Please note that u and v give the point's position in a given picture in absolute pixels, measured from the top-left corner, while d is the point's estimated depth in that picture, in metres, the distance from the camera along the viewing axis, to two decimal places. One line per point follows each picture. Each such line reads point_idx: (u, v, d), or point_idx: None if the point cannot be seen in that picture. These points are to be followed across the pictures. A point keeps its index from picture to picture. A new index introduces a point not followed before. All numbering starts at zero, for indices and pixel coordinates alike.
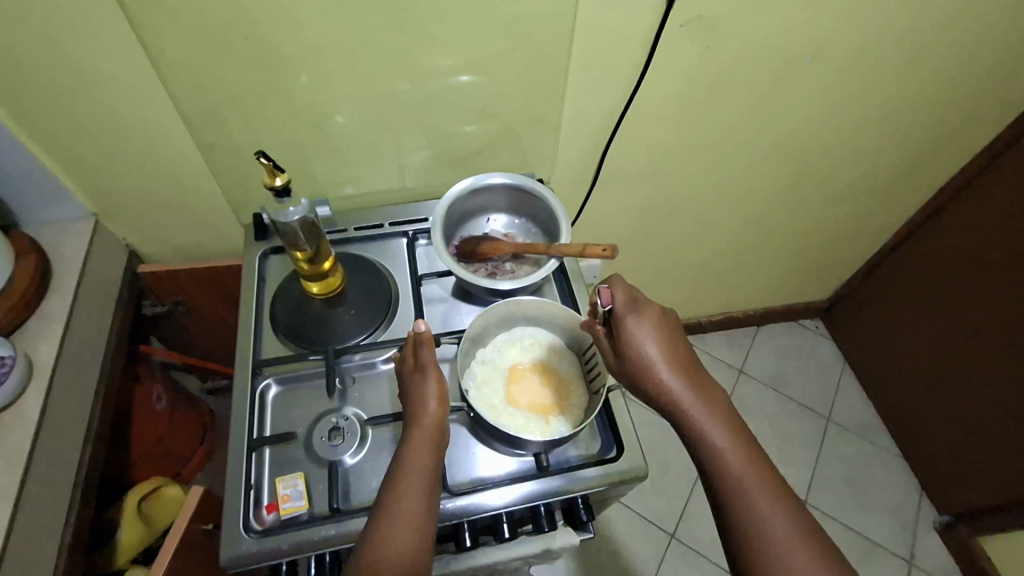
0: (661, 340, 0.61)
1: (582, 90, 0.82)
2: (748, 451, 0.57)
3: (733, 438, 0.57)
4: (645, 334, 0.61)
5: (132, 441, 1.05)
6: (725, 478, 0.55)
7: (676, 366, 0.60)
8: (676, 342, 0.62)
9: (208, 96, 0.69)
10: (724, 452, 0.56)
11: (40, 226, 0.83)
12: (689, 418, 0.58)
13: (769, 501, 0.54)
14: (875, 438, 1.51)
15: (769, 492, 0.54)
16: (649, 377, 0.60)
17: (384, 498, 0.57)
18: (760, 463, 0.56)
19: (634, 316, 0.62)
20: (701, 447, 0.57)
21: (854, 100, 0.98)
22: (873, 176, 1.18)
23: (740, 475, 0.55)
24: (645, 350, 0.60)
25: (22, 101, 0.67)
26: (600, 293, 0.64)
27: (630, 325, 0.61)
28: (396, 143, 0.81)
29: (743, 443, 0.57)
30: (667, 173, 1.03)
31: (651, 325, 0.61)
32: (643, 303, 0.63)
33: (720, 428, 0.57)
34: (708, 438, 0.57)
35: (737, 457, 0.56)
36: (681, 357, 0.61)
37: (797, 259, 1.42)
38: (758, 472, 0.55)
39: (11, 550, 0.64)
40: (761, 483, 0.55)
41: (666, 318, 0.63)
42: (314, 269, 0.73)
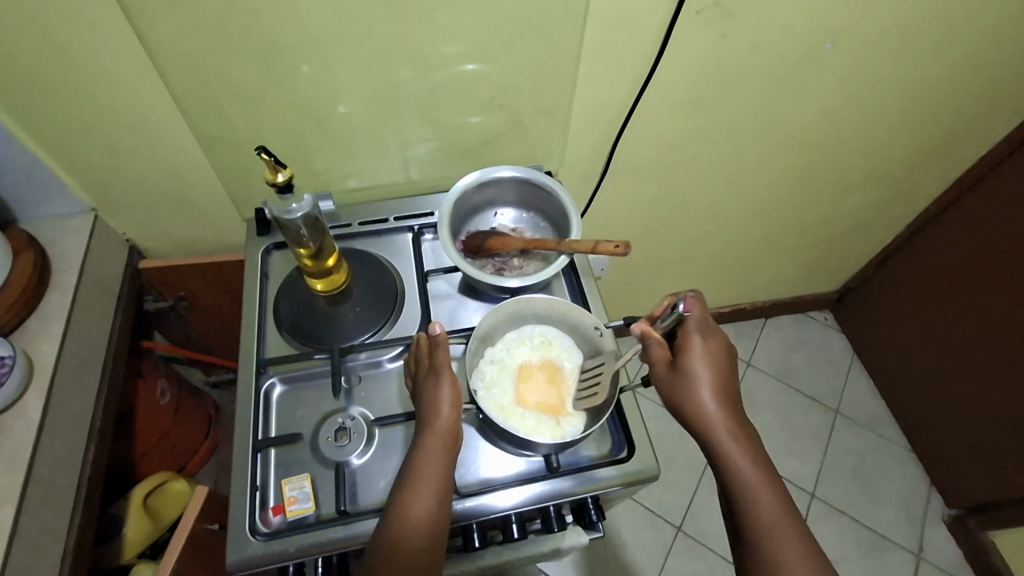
0: (716, 367, 0.59)
1: (592, 79, 0.80)
2: (781, 498, 0.55)
3: (768, 481, 0.56)
4: (702, 358, 0.59)
5: (137, 437, 1.05)
6: (754, 518, 0.54)
7: (724, 396, 0.59)
8: (729, 372, 0.60)
9: (206, 89, 0.67)
10: (756, 492, 0.55)
11: (38, 221, 0.82)
12: (726, 447, 0.57)
13: (795, 552, 0.53)
14: (883, 430, 1.50)
15: (796, 542, 0.53)
16: (693, 399, 0.59)
17: (394, 505, 0.56)
18: (793, 512, 0.55)
19: (697, 337, 0.60)
20: (734, 482, 0.56)
21: (872, 89, 0.95)
22: (888, 166, 1.15)
23: (769, 521, 0.54)
24: (698, 374, 0.59)
25: (15, 95, 0.65)
26: (685, 300, 0.62)
27: (692, 345, 0.60)
28: (401, 135, 0.79)
29: (777, 487, 0.56)
30: (677, 165, 1.01)
31: (713, 353, 0.60)
32: (710, 328, 0.61)
33: (756, 468, 0.56)
34: (744, 476, 0.56)
35: (768, 500, 0.55)
36: (730, 389, 0.60)
37: (807, 250, 1.39)
38: (789, 520, 0.54)
39: (15, 551, 0.64)
40: (790, 531, 0.54)
41: (726, 346, 0.61)
42: (318, 266, 0.71)
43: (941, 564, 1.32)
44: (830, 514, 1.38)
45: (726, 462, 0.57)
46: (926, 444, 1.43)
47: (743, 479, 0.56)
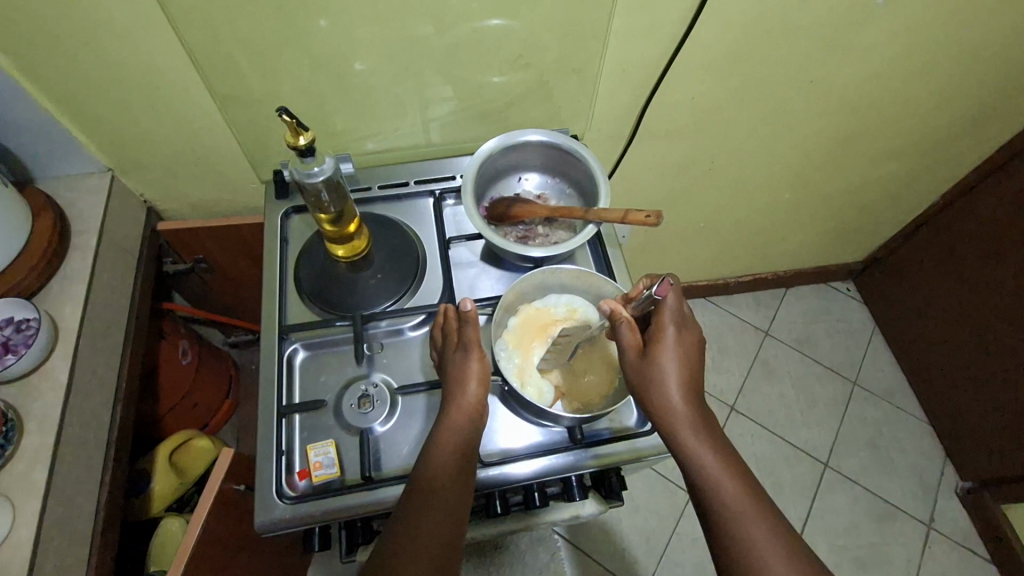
0: (683, 359, 0.58)
1: (625, 36, 0.75)
2: (753, 493, 0.53)
3: (738, 476, 0.54)
4: (669, 349, 0.58)
5: (162, 395, 1.06)
6: (727, 517, 0.52)
7: (690, 389, 0.58)
8: (696, 365, 0.59)
9: (219, 43, 0.64)
10: (722, 486, 0.53)
11: (56, 181, 0.80)
12: (687, 441, 0.56)
13: (773, 548, 0.51)
14: (900, 402, 1.49)
15: (774, 539, 0.51)
16: (657, 389, 0.57)
17: (420, 465, 0.56)
18: (767, 510, 0.53)
19: (667, 327, 0.58)
20: (703, 480, 0.54)
21: (922, 49, 0.89)
22: (930, 132, 1.10)
23: (743, 517, 0.52)
24: (665, 365, 0.57)
25: (23, 50, 0.62)
26: (659, 284, 0.57)
27: (663, 335, 0.58)
28: (421, 95, 0.76)
29: (749, 486, 0.54)
30: (709, 128, 0.97)
31: (682, 344, 0.58)
32: (682, 317, 0.59)
33: (725, 463, 0.55)
34: (711, 471, 0.54)
35: (740, 498, 0.53)
36: (696, 382, 0.58)
37: (835, 219, 1.35)
38: (764, 515, 0.52)
39: (50, 511, 0.65)
40: (766, 527, 0.52)
41: (691, 337, 0.59)
42: (339, 232, 0.70)
43: (951, 535, 1.33)
44: (844, 483, 1.39)
45: (695, 459, 0.55)
46: (944, 417, 1.42)
47: (715, 477, 0.54)
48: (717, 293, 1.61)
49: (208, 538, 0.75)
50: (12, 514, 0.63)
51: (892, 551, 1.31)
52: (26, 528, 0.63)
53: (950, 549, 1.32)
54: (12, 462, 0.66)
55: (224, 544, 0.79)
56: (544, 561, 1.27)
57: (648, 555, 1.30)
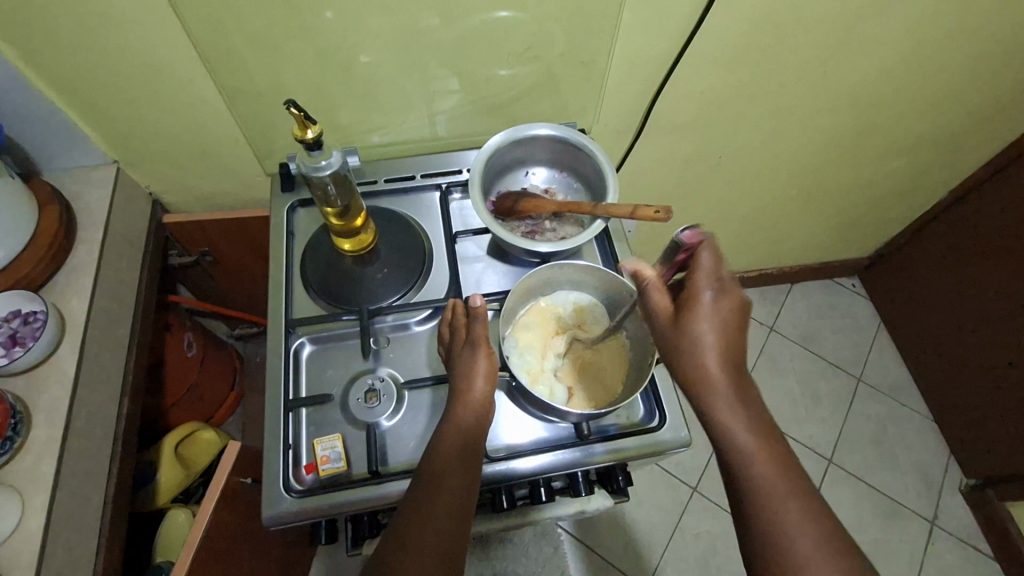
0: (722, 326, 0.55)
1: (635, 29, 0.74)
2: (786, 467, 0.52)
3: (770, 446, 0.52)
4: (706, 314, 0.54)
5: (167, 388, 1.07)
6: (756, 490, 0.51)
7: (727, 356, 0.55)
8: (736, 328, 0.56)
9: (225, 35, 0.63)
10: (751, 455, 0.52)
11: (61, 173, 0.80)
12: (719, 408, 0.54)
13: (802, 523, 0.49)
14: (905, 399, 1.49)
15: (804, 514, 0.50)
16: (689, 353, 0.54)
17: (425, 456, 0.57)
18: (797, 481, 0.51)
19: (705, 291, 0.55)
20: (733, 450, 0.53)
21: (935, 44, 0.88)
22: (942, 128, 1.09)
23: (773, 489, 0.51)
24: (701, 332, 0.54)
25: (29, 42, 0.62)
26: (687, 232, 0.55)
27: (700, 300, 0.55)
28: (428, 88, 0.75)
29: (780, 455, 0.52)
30: (717, 123, 0.96)
31: (720, 307, 0.55)
32: (722, 280, 0.56)
33: (756, 431, 0.53)
34: (742, 439, 0.52)
35: (771, 471, 0.52)
36: (733, 349, 0.55)
37: (842, 215, 1.34)
38: (794, 486, 0.51)
39: (58, 502, 0.66)
40: (797, 501, 0.50)
41: (732, 301, 0.55)
42: (345, 225, 0.69)
43: (954, 532, 1.33)
44: (847, 479, 1.39)
45: (727, 428, 0.53)
46: (949, 414, 1.42)
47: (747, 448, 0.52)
48: None
49: (214, 531, 0.76)
50: (21, 506, 0.63)
51: (895, 548, 1.31)
52: (35, 520, 0.63)
53: (953, 545, 1.32)
54: (20, 454, 0.66)
55: (231, 535, 0.80)
56: (547, 554, 1.28)
57: (651, 548, 1.30)
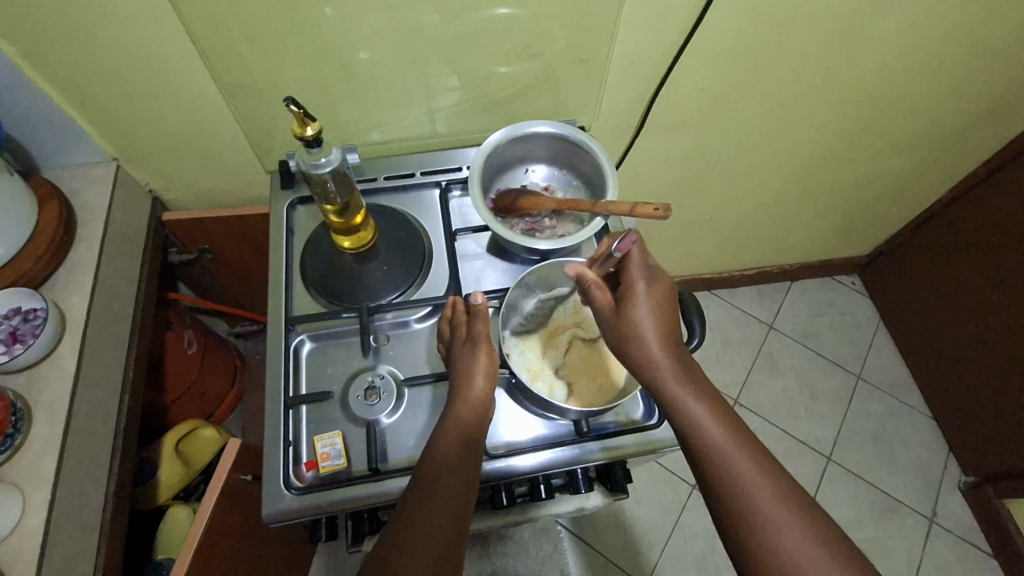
0: (658, 312, 0.58)
1: (635, 26, 0.74)
2: (742, 440, 0.53)
3: (725, 422, 0.54)
4: (643, 304, 0.58)
5: (167, 385, 1.07)
6: (724, 469, 0.52)
7: (670, 341, 0.57)
8: (672, 315, 0.59)
9: (224, 32, 0.63)
10: (709, 434, 0.53)
11: (61, 170, 0.80)
12: (673, 392, 0.55)
13: (769, 495, 0.50)
14: (904, 396, 1.49)
15: (770, 485, 0.51)
16: (636, 342, 0.57)
17: (425, 454, 0.57)
18: (755, 453, 0.53)
19: (637, 283, 0.59)
20: (695, 434, 0.54)
21: (935, 41, 0.88)
22: (942, 125, 1.09)
23: (736, 465, 0.52)
24: (641, 321, 0.57)
25: (28, 39, 0.62)
26: (620, 240, 0.57)
27: (635, 291, 0.59)
28: (427, 85, 0.75)
29: (737, 430, 0.54)
30: (718, 120, 0.96)
31: (655, 296, 0.59)
32: (647, 270, 0.60)
33: (710, 409, 0.55)
34: (698, 419, 0.54)
35: (729, 445, 0.53)
36: (674, 334, 0.58)
37: (842, 213, 1.34)
38: (754, 458, 0.52)
39: (59, 499, 0.66)
40: (760, 472, 0.51)
41: (662, 287, 0.60)
42: (345, 223, 0.69)
43: (953, 529, 1.34)
44: (846, 477, 1.39)
45: (686, 412, 0.55)
46: (948, 411, 1.42)
47: (707, 429, 0.53)
48: (722, 286, 1.60)
49: (215, 528, 0.76)
50: (22, 503, 0.63)
51: (894, 545, 1.32)
52: (35, 516, 0.63)
53: (951, 543, 1.32)
54: (21, 451, 0.66)
55: (231, 533, 0.80)
56: (548, 551, 1.28)
57: (651, 545, 1.31)
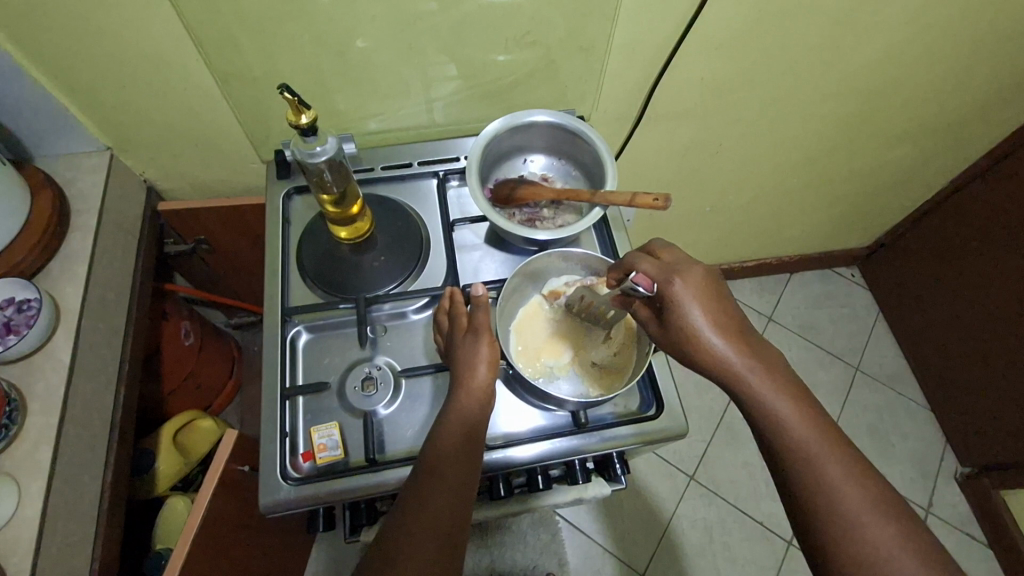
0: (710, 305, 0.56)
1: (635, 14, 0.73)
2: (824, 429, 0.52)
3: (805, 410, 0.52)
4: (695, 299, 0.56)
5: (164, 376, 1.06)
6: (798, 454, 0.51)
7: (729, 332, 0.55)
8: (725, 306, 0.57)
9: (218, 18, 0.62)
10: (788, 423, 0.52)
11: (53, 159, 0.79)
12: (746, 386, 0.54)
13: (851, 486, 0.49)
14: (901, 387, 1.49)
15: (849, 474, 0.49)
16: (694, 340, 0.55)
17: (426, 444, 0.56)
18: (837, 441, 0.51)
19: (677, 280, 0.56)
20: (770, 425, 0.52)
21: (940, 30, 0.87)
22: (945, 116, 1.07)
23: (817, 457, 0.50)
24: (696, 319, 0.55)
25: (17, 26, 0.61)
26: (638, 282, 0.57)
27: (676, 291, 0.56)
28: (425, 73, 0.74)
29: (818, 418, 0.52)
30: (718, 111, 0.95)
31: (698, 290, 0.56)
32: (681, 265, 0.58)
33: (788, 398, 0.53)
34: (776, 410, 0.52)
35: (810, 434, 0.51)
36: (731, 323, 0.56)
37: (842, 204, 1.34)
38: (837, 448, 0.51)
39: (54, 490, 0.66)
40: (834, 455, 0.50)
41: (708, 275, 0.58)
42: (342, 213, 0.69)
43: (950, 519, 1.34)
44: None
45: (758, 399, 0.53)
46: (946, 402, 1.42)
47: (779, 416, 0.52)
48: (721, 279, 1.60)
49: (212, 517, 0.76)
50: (18, 493, 0.63)
51: None
52: (32, 507, 0.63)
53: (947, 533, 1.33)
54: (16, 442, 0.65)
55: (228, 523, 0.80)
56: (545, 541, 1.29)
57: (648, 536, 1.31)
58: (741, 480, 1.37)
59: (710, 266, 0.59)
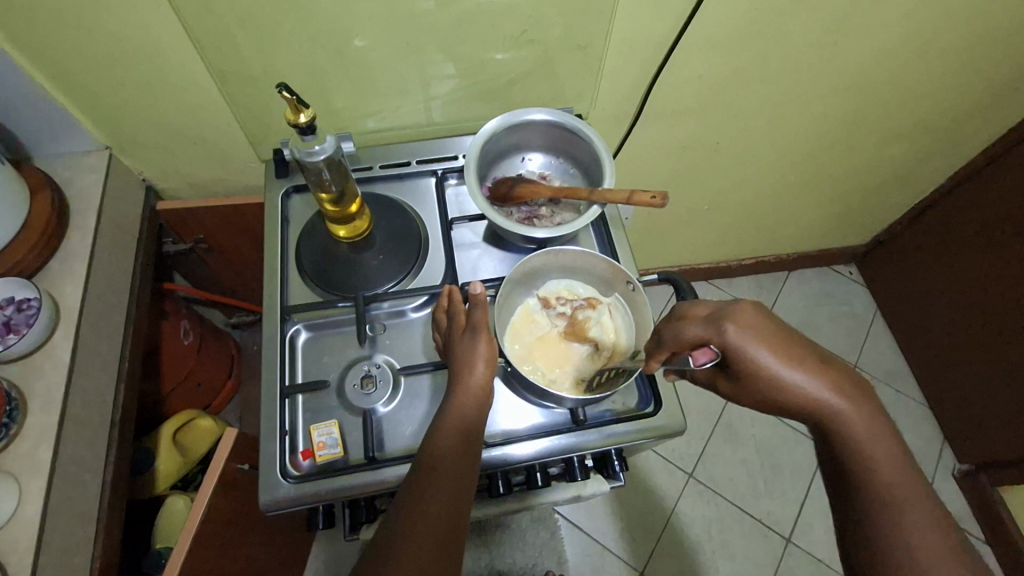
0: (774, 344, 0.53)
1: (633, 13, 0.73)
2: (904, 468, 0.52)
3: (888, 447, 0.52)
4: (758, 342, 0.53)
5: (163, 375, 1.06)
6: (879, 495, 0.51)
7: (811, 366, 0.53)
8: (790, 340, 0.54)
9: (217, 17, 0.62)
10: (870, 459, 0.52)
11: (52, 159, 0.79)
12: (833, 420, 0.53)
13: (925, 528, 0.49)
14: (900, 385, 1.50)
15: (924, 515, 0.50)
16: (767, 382, 0.53)
17: (424, 442, 0.56)
18: (915, 479, 0.52)
19: (730, 326, 0.53)
20: (853, 457, 0.53)
21: (937, 28, 0.87)
22: (942, 113, 1.08)
23: (895, 495, 0.51)
24: (764, 362, 0.52)
25: (17, 26, 0.61)
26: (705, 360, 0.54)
27: (730, 337, 0.53)
28: (423, 72, 0.74)
29: (899, 454, 0.52)
30: (715, 109, 0.96)
31: (759, 330, 0.53)
32: (729, 308, 0.54)
33: (872, 433, 0.52)
34: (858, 444, 0.52)
35: (890, 472, 0.51)
36: (807, 355, 0.54)
37: (840, 201, 1.34)
38: (915, 488, 0.51)
39: (55, 489, 0.66)
40: (913, 499, 0.50)
41: (759, 313, 0.54)
42: (340, 212, 0.69)
43: None
44: None
45: (849, 438, 0.53)
46: (944, 399, 1.42)
47: (868, 457, 0.52)
48: (720, 277, 1.60)
49: (213, 515, 0.76)
50: (19, 492, 0.63)
51: None
52: (32, 505, 0.63)
53: None
54: (17, 441, 0.66)
55: (228, 522, 0.80)
56: (544, 539, 1.29)
57: (647, 534, 1.31)
58: (740, 477, 1.38)
59: (760, 302, 0.55)
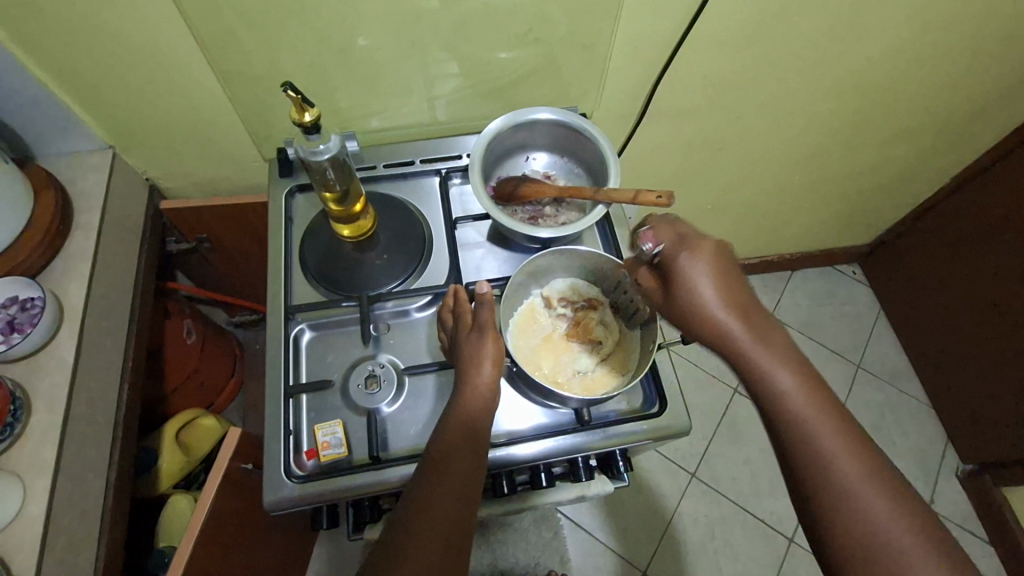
0: (716, 276, 0.54)
1: (637, 12, 0.72)
2: (821, 398, 0.51)
3: (805, 380, 0.51)
4: (699, 270, 0.54)
5: (166, 374, 1.06)
6: (799, 430, 0.50)
7: (737, 302, 0.54)
8: (730, 275, 0.55)
9: (221, 17, 0.62)
10: (787, 394, 0.51)
11: (55, 158, 0.79)
12: (751, 358, 0.52)
13: (848, 458, 0.48)
14: (903, 385, 1.49)
15: (847, 445, 0.49)
16: (697, 312, 0.54)
17: (432, 442, 0.56)
18: (834, 408, 0.50)
19: (681, 254, 0.54)
20: (770, 395, 0.51)
21: (942, 27, 0.86)
22: (947, 113, 1.07)
23: (814, 428, 0.49)
24: (701, 290, 0.53)
25: (21, 25, 0.61)
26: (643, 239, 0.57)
27: (677, 263, 0.54)
28: (427, 71, 0.74)
29: (815, 387, 0.51)
30: (719, 109, 0.95)
31: (704, 261, 0.54)
32: (690, 238, 0.55)
33: (789, 366, 0.52)
34: (778, 381, 0.51)
35: (809, 406, 0.50)
36: (739, 296, 0.54)
37: (844, 201, 1.34)
38: (832, 415, 0.50)
39: (59, 489, 0.66)
40: (833, 426, 0.49)
41: (723, 249, 0.56)
42: (344, 211, 0.69)
43: (952, 516, 1.34)
44: None
45: (765, 375, 0.52)
46: (947, 400, 1.42)
47: (784, 392, 0.51)
48: None
49: (217, 515, 0.76)
50: (23, 492, 0.63)
51: None
52: (36, 505, 0.63)
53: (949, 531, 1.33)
54: (21, 440, 0.66)
55: (231, 521, 0.80)
56: (547, 539, 1.29)
57: (650, 534, 1.31)
58: (743, 478, 1.37)
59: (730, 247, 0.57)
